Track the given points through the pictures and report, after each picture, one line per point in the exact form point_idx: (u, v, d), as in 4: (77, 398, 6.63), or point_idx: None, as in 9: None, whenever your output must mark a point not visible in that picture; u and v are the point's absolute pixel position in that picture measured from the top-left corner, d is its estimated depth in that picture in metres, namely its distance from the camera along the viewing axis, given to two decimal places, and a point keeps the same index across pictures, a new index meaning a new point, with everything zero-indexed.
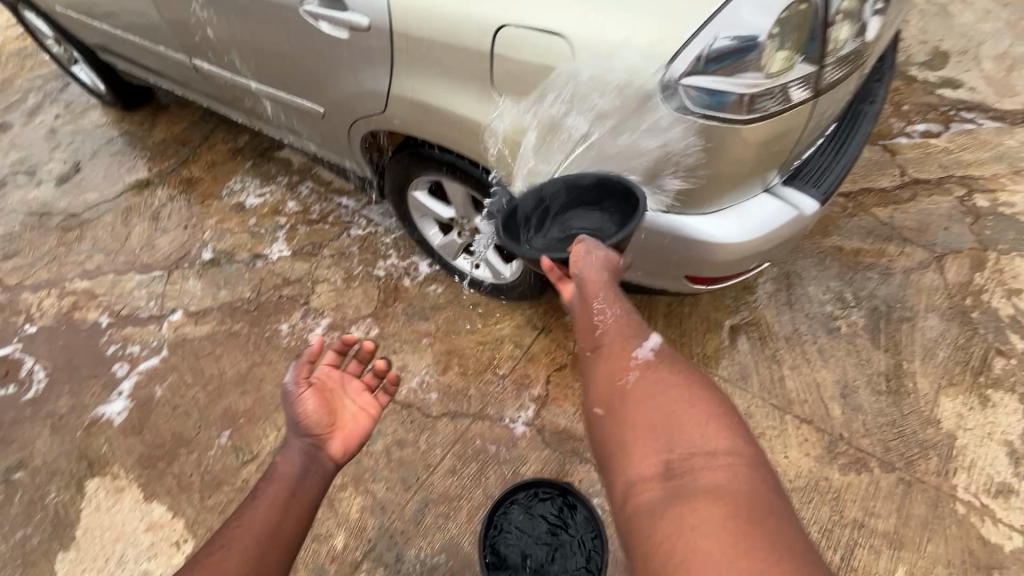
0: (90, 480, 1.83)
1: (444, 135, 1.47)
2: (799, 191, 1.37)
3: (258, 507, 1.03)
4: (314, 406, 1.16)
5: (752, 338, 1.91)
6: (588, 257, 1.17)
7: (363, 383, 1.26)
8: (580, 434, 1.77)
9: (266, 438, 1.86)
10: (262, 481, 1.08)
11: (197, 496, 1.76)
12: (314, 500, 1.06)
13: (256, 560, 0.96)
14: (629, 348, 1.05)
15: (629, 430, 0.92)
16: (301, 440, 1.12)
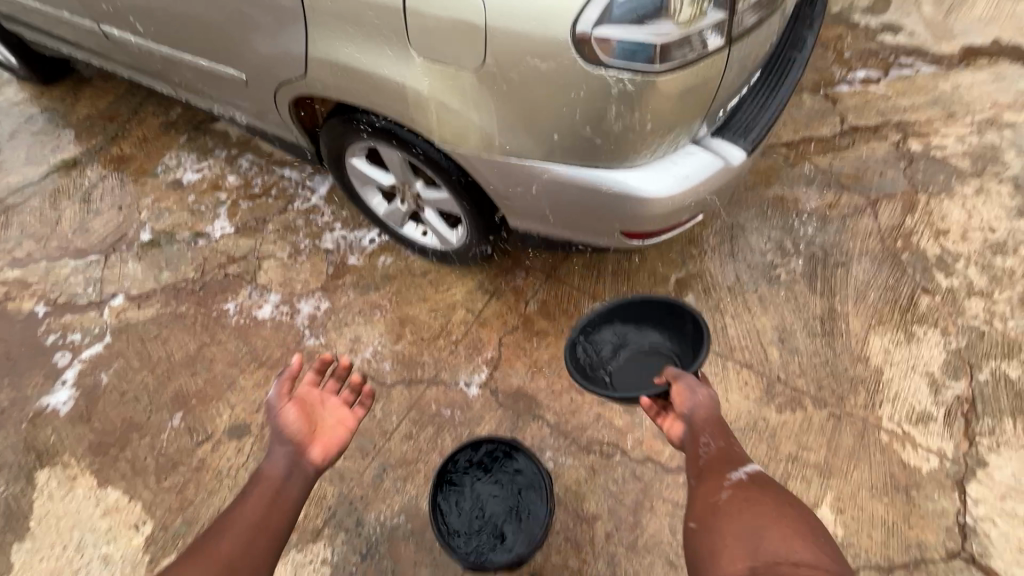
0: (40, 471, 1.79)
1: (367, 98, 1.43)
2: (726, 142, 1.39)
3: (246, 503, 1.05)
4: (295, 416, 1.18)
5: (697, 290, 1.96)
6: (694, 394, 1.23)
7: (341, 399, 1.27)
8: (533, 392, 1.81)
9: (220, 417, 1.85)
10: (249, 483, 1.09)
11: (153, 479, 1.75)
12: (296, 502, 1.07)
13: (245, 544, 0.98)
14: (726, 469, 1.09)
15: (719, 540, 0.94)
16: (284, 446, 1.14)
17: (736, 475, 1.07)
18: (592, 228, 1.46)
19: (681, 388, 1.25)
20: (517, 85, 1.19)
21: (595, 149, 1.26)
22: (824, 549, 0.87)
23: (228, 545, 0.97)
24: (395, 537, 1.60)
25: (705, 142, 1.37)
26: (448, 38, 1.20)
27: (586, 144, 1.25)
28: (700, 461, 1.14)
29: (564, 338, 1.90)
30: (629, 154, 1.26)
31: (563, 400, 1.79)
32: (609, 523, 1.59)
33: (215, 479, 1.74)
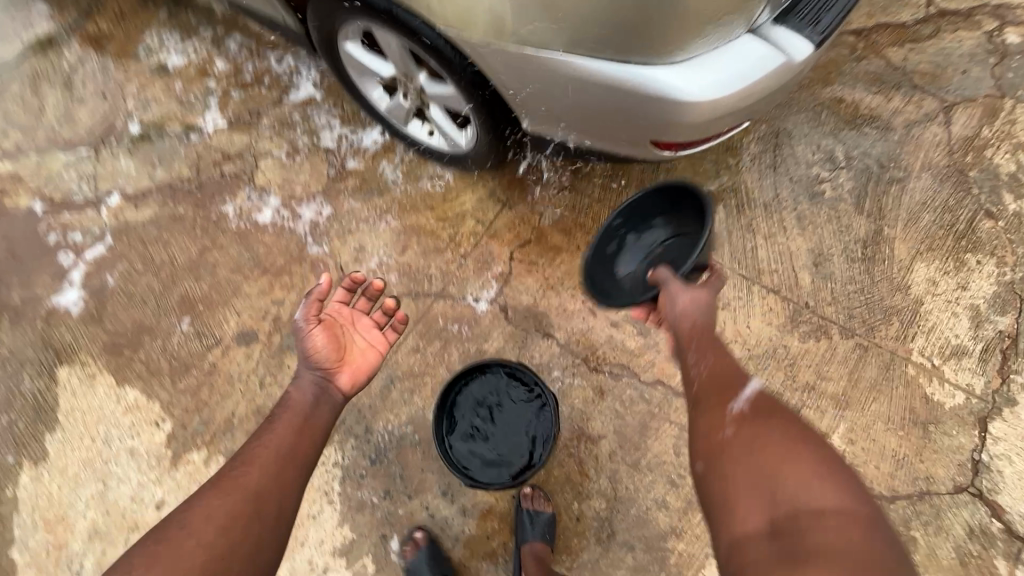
0: (60, 368, 1.84)
1: None
2: (789, 32, 1.14)
3: (275, 430, 1.14)
4: (324, 341, 1.25)
5: (729, 206, 1.78)
6: (676, 304, 1.24)
7: (373, 320, 1.35)
8: (543, 310, 1.74)
9: (228, 323, 1.84)
10: (280, 408, 1.19)
11: (168, 380, 1.79)
12: (325, 427, 1.18)
13: (274, 476, 1.07)
14: (725, 400, 1.11)
15: (733, 489, 0.99)
16: (313, 371, 1.22)
17: (737, 405, 1.09)
18: (619, 135, 1.28)
19: (666, 300, 1.26)
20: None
21: (628, 38, 1.04)
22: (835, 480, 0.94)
23: (258, 475, 1.06)
24: (403, 445, 1.64)
25: (763, 32, 1.13)
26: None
27: (614, 31, 1.03)
28: (694, 387, 1.17)
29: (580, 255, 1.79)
30: (668, 45, 1.04)
31: (575, 320, 1.72)
32: (613, 442, 1.59)
33: (227, 383, 1.77)
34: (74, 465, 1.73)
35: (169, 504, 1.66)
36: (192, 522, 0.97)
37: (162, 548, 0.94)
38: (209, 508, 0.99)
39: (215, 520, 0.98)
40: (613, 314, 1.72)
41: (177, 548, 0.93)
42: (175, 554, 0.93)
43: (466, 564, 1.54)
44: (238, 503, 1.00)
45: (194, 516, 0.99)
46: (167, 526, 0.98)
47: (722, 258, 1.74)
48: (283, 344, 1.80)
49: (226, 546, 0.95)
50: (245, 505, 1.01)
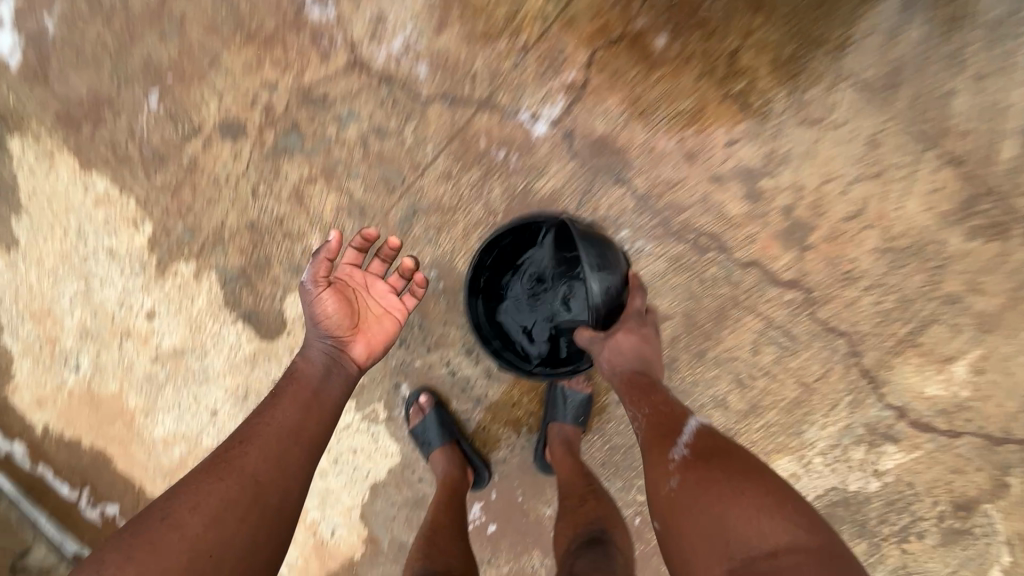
0: (12, 140, 1.48)
1: None
2: None
3: (278, 405, 0.98)
4: (334, 306, 1.09)
5: (935, 22, 1.18)
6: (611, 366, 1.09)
7: (389, 284, 1.17)
8: (622, 145, 1.28)
9: (207, 107, 1.41)
10: (283, 382, 1.04)
11: (142, 172, 1.44)
12: (339, 403, 1.04)
13: (277, 455, 0.91)
14: (666, 445, 0.95)
15: (690, 546, 0.82)
16: (322, 340, 1.08)
17: (680, 449, 0.93)
18: None
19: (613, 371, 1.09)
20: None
21: None
22: (786, 508, 0.80)
23: (259, 456, 0.89)
24: (425, 293, 1.37)
25: None
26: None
27: None
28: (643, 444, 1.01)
29: (688, 72, 1.25)
30: None
31: (663, 166, 1.28)
32: (679, 327, 1.29)
33: (212, 187, 1.42)
34: (50, 257, 1.50)
35: (160, 316, 1.47)
36: (178, 513, 0.80)
37: (140, 544, 0.77)
38: (196, 497, 0.82)
39: (206, 508, 0.81)
40: (715, 165, 1.26)
41: (161, 542, 0.77)
42: (160, 550, 0.76)
43: (486, 427, 1.39)
44: (233, 488, 0.84)
45: (178, 506, 0.81)
46: (142, 517, 0.80)
47: (893, 104, 1.21)
48: (277, 145, 1.39)
49: (217, 541, 0.79)
50: (243, 492, 0.85)
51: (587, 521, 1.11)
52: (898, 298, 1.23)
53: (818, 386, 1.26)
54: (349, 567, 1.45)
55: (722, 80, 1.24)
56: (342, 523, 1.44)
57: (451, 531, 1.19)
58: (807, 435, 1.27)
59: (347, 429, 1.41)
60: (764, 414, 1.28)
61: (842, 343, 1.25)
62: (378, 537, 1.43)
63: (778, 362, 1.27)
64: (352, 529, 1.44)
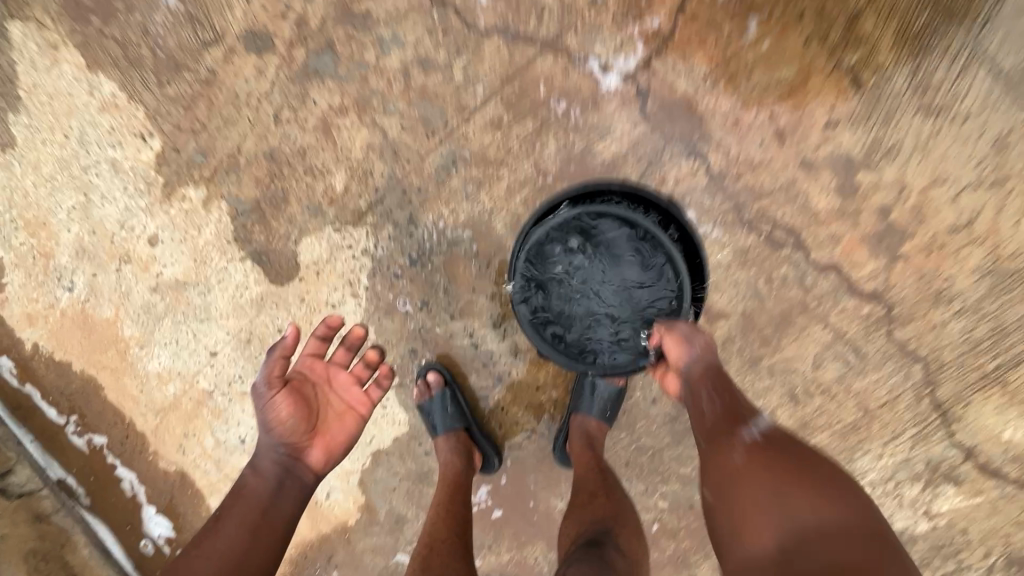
0: (11, 22, 1.31)
1: None
2: None
3: (223, 529, 0.91)
4: (288, 410, 1.03)
5: None
6: (690, 347, 0.95)
7: (353, 376, 1.15)
8: (704, 112, 1.10)
9: (232, 11, 1.23)
10: (228, 500, 0.97)
11: (154, 80, 1.28)
12: (291, 517, 0.98)
13: None
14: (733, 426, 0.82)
15: (736, 512, 0.72)
16: (275, 449, 1.01)
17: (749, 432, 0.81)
18: None
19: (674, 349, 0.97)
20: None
21: None
22: (846, 497, 0.70)
23: None
24: (455, 254, 1.23)
25: None
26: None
27: None
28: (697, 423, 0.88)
29: (797, 31, 1.05)
30: None
31: (746, 143, 1.10)
32: (735, 328, 1.15)
33: (231, 105, 1.26)
34: (49, 164, 1.36)
35: (163, 243, 1.34)
36: None
37: None
38: None
39: None
40: (807, 149, 1.09)
41: None
42: None
43: (504, 409, 1.28)
44: None
45: None
46: None
47: None
48: (307, 66, 1.22)
49: None
50: None
51: (598, 513, 1.00)
52: (992, 327, 1.08)
53: (882, 414, 1.13)
54: (341, 532, 1.37)
55: (833, 48, 1.05)
56: (339, 487, 1.35)
57: (449, 546, 1.00)
58: (858, 464, 1.16)
59: None
60: (814, 435, 1.15)
61: (918, 370, 1.11)
62: (376, 507, 1.35)
63: (841, 382, 1.13)
64: (349, 495, 1.35)
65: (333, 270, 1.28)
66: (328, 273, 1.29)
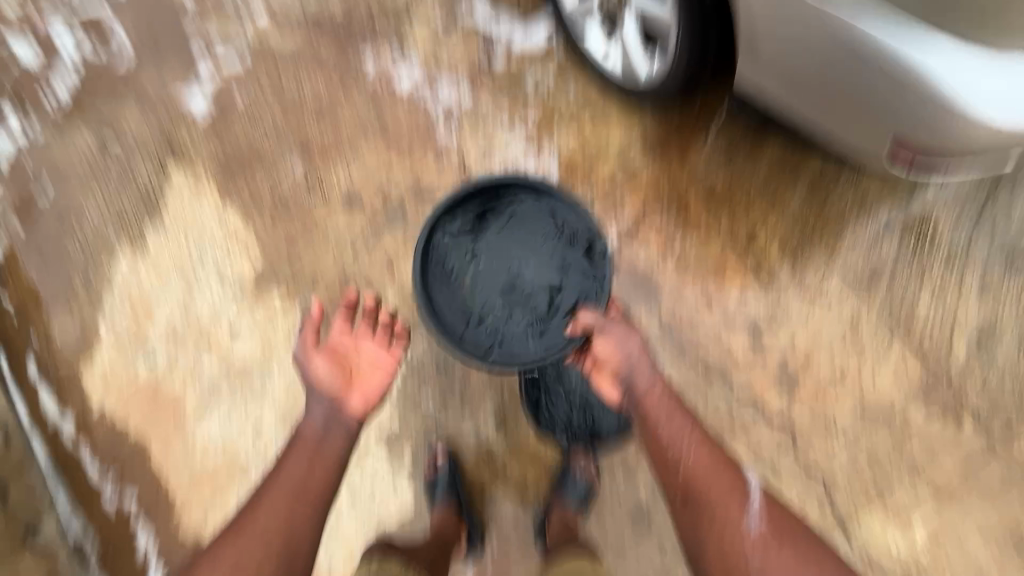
0: (174, 170, 1.86)
1: None
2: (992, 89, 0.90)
3: (288, 468, 1.16)
4: (326, 370, 1.25)
5: (906, 242, 1.55)
6: (636, 366, 1.25)
7: (376, 339, 1.32)
8: (658, 281, 1.61)
9: (338, 182, 1.79)
10: (293, 443, 1.22)
11: (269, 217, 1.79)
12: (337, 455, 1.18)
13: (287, 513, 1.10)
14: (730, 493, 1.13)
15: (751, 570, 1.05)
16: (321, 402, 1.22)
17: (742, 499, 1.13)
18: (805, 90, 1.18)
19: (622, 364, 1.26)
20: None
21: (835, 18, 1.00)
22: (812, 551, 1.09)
23: (269, 517, 1.09)
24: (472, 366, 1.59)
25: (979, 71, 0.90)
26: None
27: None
28: (681, 477, 1.15)
29: (717, 237, 1.61)
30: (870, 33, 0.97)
31: (687, 304, 1.59)
32: None
33: (322, 241, 1.75)
34: (169, 267, 1.79)
35: (241, 335, 1.71)
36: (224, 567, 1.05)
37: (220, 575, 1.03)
38: (234, 553, 1.06)
39: (239, 559, 1.05)
40: (727, 314, 1.58)
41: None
42: None
43: (493, 493, 1.57)
44: (255, 545, 1.06)
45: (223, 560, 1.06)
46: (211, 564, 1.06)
47: (873, 296, 1.55)
48: (385, 223, 1.75)
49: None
50: (269, 544, 1.06)
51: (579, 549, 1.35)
52: (866, 454, 1.50)
53: None
54: None
55: (742, 249, 1.59)
56: (341, 557, 1.56)
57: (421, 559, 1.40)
58: None
59: (371, 469, 1.58)
60: None
61: (820, 483, 1.51)
62: None
63: None
64: (348, 564, 1.56)
65: None
66: None
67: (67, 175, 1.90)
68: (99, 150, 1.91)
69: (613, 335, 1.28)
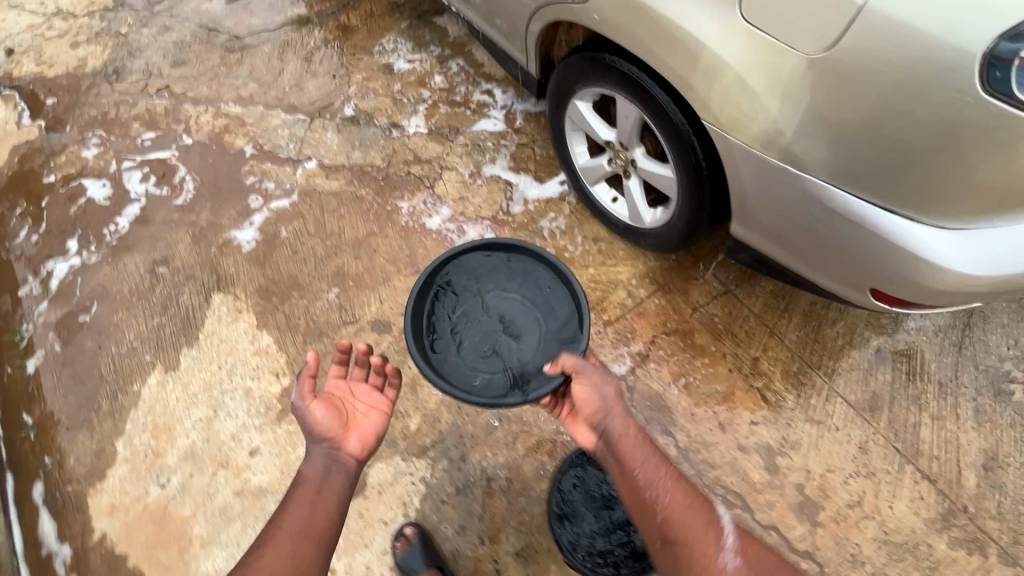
0: (216, 293, 2.00)
1: (641, 42, 1.18)
2: (950, 246, 1.03)
3: (292, 511, 1.14)
4: (324, 412, 1.22)
5: (898, 370, 1.67)
6: (610, 410, 1.27)
7: (371, 385, 1.35)
8: (671, 405, 1.69)
9: (369, 307, 1.93)
10: (292, 487, 1.18)
11: (300, 338, 1.89)
12: (341, 496, 1.16)
13: (294, 554, 1.08)
14: (709, 530, 1.16)
15: None
16: (319, 445, 1.20)
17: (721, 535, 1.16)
18: (779, 236, 1.29)
19: (598, 407, 1.27)
20: (873, 40, 0.90)
21: (807, 187, 1.11)
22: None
23: (274, 560, 1.07)
24: (491, 487, 1.64)
25: (935, 233, 1.04)
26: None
27: (835, 178, 1.07)
28: (661, 519, 1.16)
29: (723, 363, 1.72)
30: (838, 200, 1.09)
31: (701, 428, 1.65)
32: None
33: None
34: (196, 385, 1.84)
35: (262, 455, 1.72)
36: None
37: None
38: None
39: None
40: (741, 438, 1.64)
41: None
42: None
43: None
44: None
45: None
46: None
47: (878, 422, 1.62)
48: None
49: None
50: None
51: None
52: None
53: None
54: None
55: (747, 375, 1.70)
56: None
57: None
58: None
59: None
60: None
61: None
62: None
63: None
64: None
65: (392, 491, 1.64)
66: (387, 493, 1.64)
67: (113, 296, 2.04)
68: (148, 273, 2.07)
69: (586, 379, 1.30)
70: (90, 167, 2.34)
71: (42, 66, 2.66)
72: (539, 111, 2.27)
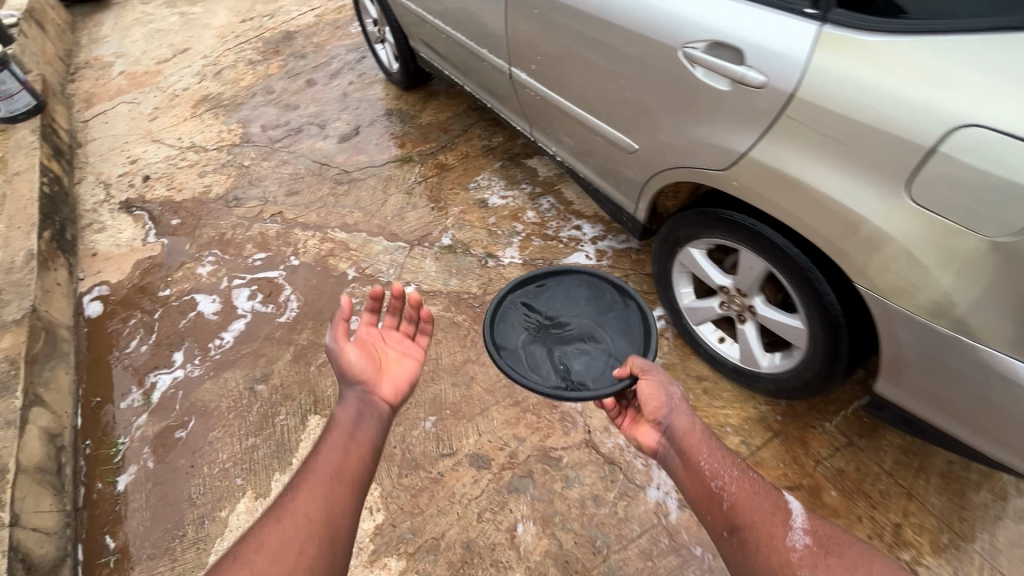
0: (312, 416, 2.00)
1: (799, 216, 1.27)
2: None
3: (323, 453, 1.04)
4: (360, 356, 1.19)
5: None
6: (670, 403, 1.26)
7: (403, 332, 1.31)
8: None
9: (467, 439, 1.87)
10: (322, 430, 1.09)
11: (395, 470, 1.83)
12: (376, 437, 1.09)
13: (324, 496, 0.98)
14: (778, 519, 1.08)
15: None
16: (355, 389, 1.15)
17: (790, 524, 1.07)
18: (942, 402, 1.23)
19: (659, 399, 1.27)
20: None
21: (984, 359, 1.09)
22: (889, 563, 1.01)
23: (307, 499, 0.97)
24: None
25: None
26: (1000, 141, 0.94)
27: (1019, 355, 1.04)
28: (725, 507, 1.11)
29: (860, 529, 1.57)
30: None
31: None
32: None
33: (446, 500, 1.75)
34: None
35: None
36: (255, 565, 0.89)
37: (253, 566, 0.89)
38: (267, 540, 0.93)
39: (270, 551, 0.91)
40: None
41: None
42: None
43: None
44: (290, 530, 0.93)
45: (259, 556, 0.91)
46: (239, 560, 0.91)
47: None
48: (511, 484, 1.75)
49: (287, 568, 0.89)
50: (310, 531, 0.94)
51: None
52: None
53: None
54: None
55: (891, 544, 1.53)
56: None
57: None
58: None
59: None
60: None
61: None
62: None
63: None
64: None
65: None
66: None
67: (210, 411, 2.05)
68: (248, 389, 2.10)
69: (650, 378, 1.31)
70: (202, 283, 2.51)
71: (172, 192, 2.98)
72: (630, 247, 2.37)
